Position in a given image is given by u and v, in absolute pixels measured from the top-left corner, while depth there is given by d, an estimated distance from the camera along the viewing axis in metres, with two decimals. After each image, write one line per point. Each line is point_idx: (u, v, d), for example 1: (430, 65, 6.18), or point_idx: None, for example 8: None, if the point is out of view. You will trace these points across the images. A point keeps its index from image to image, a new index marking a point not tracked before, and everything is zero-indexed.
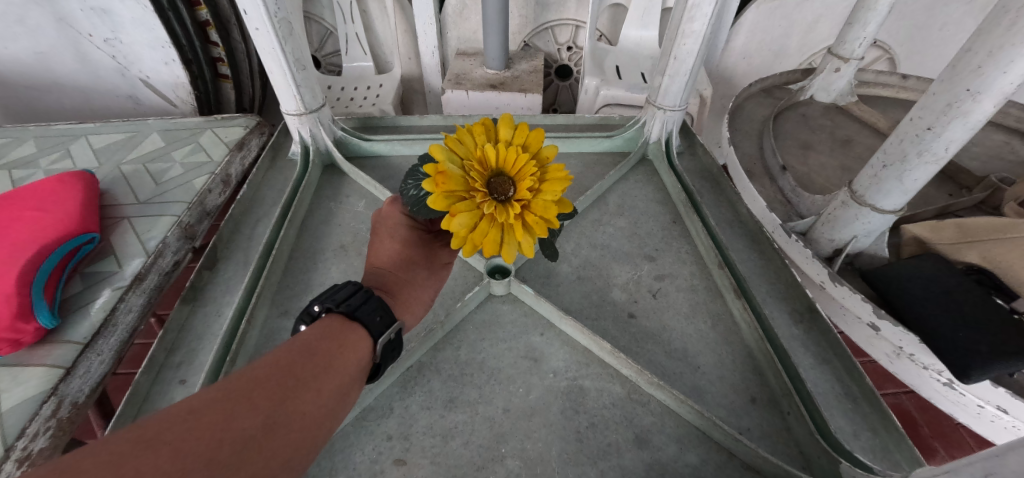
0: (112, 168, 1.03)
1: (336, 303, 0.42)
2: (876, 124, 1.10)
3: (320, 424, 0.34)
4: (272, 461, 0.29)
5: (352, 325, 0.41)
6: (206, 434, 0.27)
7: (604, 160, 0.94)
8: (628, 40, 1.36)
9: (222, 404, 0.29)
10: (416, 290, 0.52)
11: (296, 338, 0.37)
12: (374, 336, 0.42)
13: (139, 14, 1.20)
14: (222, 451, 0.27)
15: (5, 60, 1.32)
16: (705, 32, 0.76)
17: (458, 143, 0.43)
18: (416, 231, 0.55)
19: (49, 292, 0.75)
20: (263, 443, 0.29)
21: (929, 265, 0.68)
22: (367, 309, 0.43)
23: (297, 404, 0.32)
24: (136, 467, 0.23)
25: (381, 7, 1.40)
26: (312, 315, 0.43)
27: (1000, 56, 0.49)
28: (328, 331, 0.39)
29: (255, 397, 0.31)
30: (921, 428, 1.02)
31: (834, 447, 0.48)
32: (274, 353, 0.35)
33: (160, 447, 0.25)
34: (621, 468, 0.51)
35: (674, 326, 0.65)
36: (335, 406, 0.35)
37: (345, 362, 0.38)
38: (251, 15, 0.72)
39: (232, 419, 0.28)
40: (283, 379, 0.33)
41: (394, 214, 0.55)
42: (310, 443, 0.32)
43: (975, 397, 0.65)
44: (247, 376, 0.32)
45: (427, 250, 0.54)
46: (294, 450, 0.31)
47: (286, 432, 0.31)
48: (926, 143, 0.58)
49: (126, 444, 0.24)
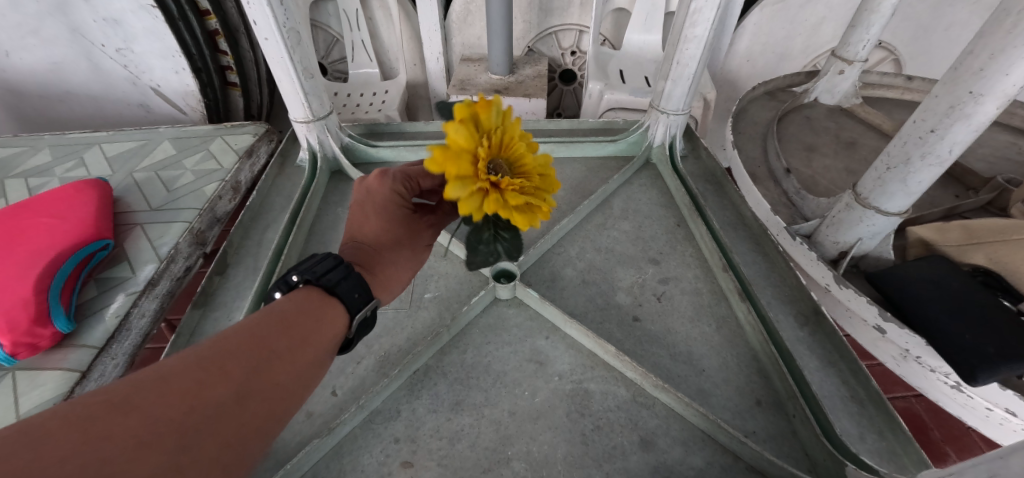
0: (125, 176, 1.06)
1: (315, 276, 0.44)
2: (881, 126, 1.10)
3: (291, 394, 0.35)
4: (243, 427, 0.31)
5: (330, 300, 0.43)
6: (178, 400, 0.28)
7: (608, 164, 0.95)
8: (631, 45, 1.37)
9: (195, 372, 0.30)
10: (395, 270, 0.53)
11: (270, 310, 0.39)
12: (350, 312, 0.44)
13: (150, 24, 1.23)
14: (194, 415, 0.29)
15: (21, 70, 1.36)
16: (708, 37, 0.77)
17: (512, 115, 0.46)
18: (403, 211, 0.55)
19: (65, 297, 0.76)
20: (235, 410, 0.31)
21: (933, 270, 0.68)
22: (346, 286, 0.44)
23: (268, 377, 0.34)
24: (107, 428, 0.25)
25: (387, 14, 1.43)
26: (291, 285, 0.44)
27: (1002, 59, 0.49)
28: (305, 303, 0.41)
29: (229, 366, 0.32)
30: (931, 433, 1.02)
31: (839, 450, 0.48)
32: (247, 324, 0.37)
33: (131, 411, 0.26)
34: (625, 470, 0.51)
35: (679, 328, 0.65)
36: (308, 377, 0.38)
37: (320, 337, 0.40)
38: (261, 25, 0.74)
39: (205, 387, 0.30)
40: (255, 352, 0.34)
41: (388, 189, 0.53)
42: (280, 412, 0.34)
43: (983, 399, 0.64)
44: (220, 345, 0.33)
45: (412, 230, 0.55)
46: (266, 418, 0.33)
47: (256, 401, 0.33)
48: (928, 145, 0.58)
49: (99, 405, 0.26)
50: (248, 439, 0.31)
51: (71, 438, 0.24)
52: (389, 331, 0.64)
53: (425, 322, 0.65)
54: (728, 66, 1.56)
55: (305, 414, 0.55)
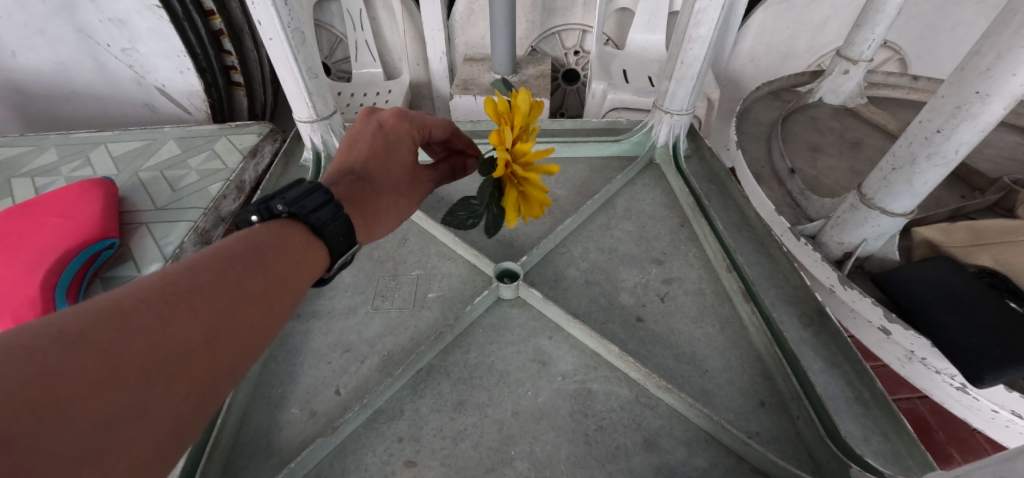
0: (131, 175, 1.06)
1: (305, 209, 0.40)
2: (887, 126, 1.09)
3: (265, 335, 0.34)
4: (213, 369, 0.29)
5: (313, 239, 0.40)
6: (139, 338, 0.25)
7: (612, 164, 0.95)
8: (635, 44, 1.36)
9: (159, 307, 0.27)
10: (385, 216, 0.50)
11: (246, 242, 0.36)
12: (333, 256, 0.42)
13: (155, 24, 1.23)
14: (159, 356, 0.26)
15: (28, 70, 1.36)
16: (712, 37, 0.76)
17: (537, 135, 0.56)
18: (403, 164, 0.55)
19: (71, 295, 0.77)
20: (205, 351, 0.29)
21: (939, 271, 0.68)
22: (335, 228, 0.41)
23: (244, 317, 0.32)
24: (55, 367, 0.22)
25: (390, 14, 1.43)
26: (272, 213, 0.40)
27: (1009, 59, 0.49)
28: (286, 239, 0.38)
29: (200, 301, 0.29)
30: (936, 434, 1.01)
31: (844, 451, 0.48)
32: (220, 255, 0.33)
33: (83, 349, 0.23)
34: (629, 470, 0.51)
35: (683, 329, 0.65)
36: (282, 318, 0.36)
37: (300, 278, 0.37)
38: (265, 25, 0.74)
39: (171, 324, 0.27)
40: (228, 288, 0.32)
41: (405, 130, 0.56)
42: (253, 352, 0.32)
43: (988, 401, 0.63)
44: (191, 275, 0.30)
45: (410, 182, 0.55)
46: (238, 361, 0.31)
47: (228, 343, 0.30)
48: (935, 146, 0.58)
49: (41, 339, 0.22)
50: (218, 381, 0.29)
51: (9, 371, 0.20)
52: (392, 331, 0.64)
53: (429, 321, 0.65)
54: (732, 66, 1.55)
55: (309, 413, 0.56)
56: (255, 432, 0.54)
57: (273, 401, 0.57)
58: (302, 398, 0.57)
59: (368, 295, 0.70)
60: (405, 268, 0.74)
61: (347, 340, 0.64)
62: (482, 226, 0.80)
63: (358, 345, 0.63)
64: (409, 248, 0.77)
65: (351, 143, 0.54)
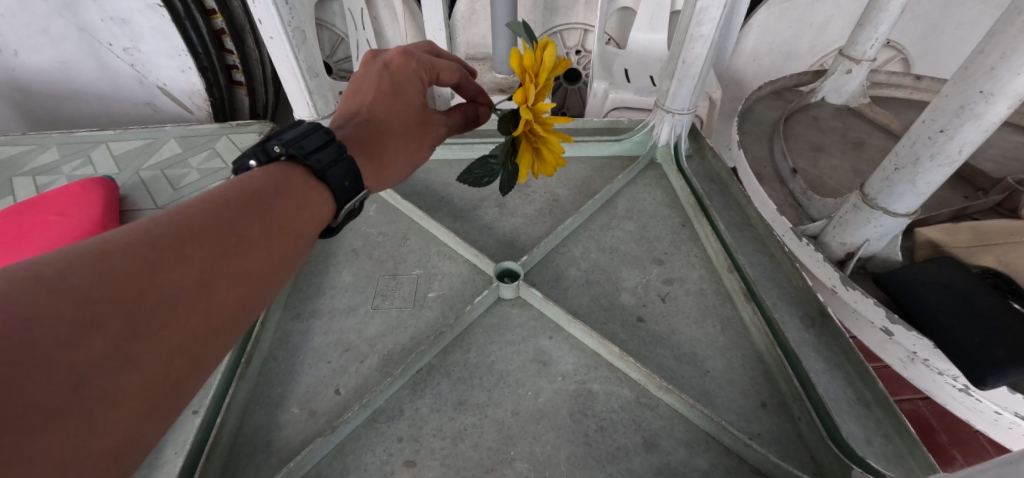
0: (132, 174, 1.06)
1: (303, 153, 0.40)
2: (889, 126, 1.09)
3: (263, 281, 0.34)
4: (208, 314, 0.29)
5: (314, 183, 0.41)
6: (129, 282, 0.26)
7: (613, 163, 0.94)
8: (636, 44, 1.36)
9: (149, 251, 0.27)
10: (394, 161, 0.49)
11: (242, 189, 0.36)
12: (337, 201, 0.43)
13: (156, 23, 1.24)
14: (149, 299, 0.26)
15: (30, 70, 1.37)
16: (714, 36, 0.76)
17: None
18: (412, 108, 0.54)
19: None
20: (198, 297, 0.29)
21: (942, 272, 0.67)
22: (336, 172, 0.42)
23: (239, 262, 0.32)
24: (39, 306, 0.22)
25: (392, 13, 1.43)
26: (270, 155, 0.41)
27: (1013, 58, 0.49)
28: (284, 184, 0.39)
29: (192, 247, 0.30)
30: (939, 435, 1.01)
31: (845, 453, 0.47)
32: (215, 202, 0.34)
33: (69, 291, 0.23)
34: (629, 471, 0.51)
35: (684, 330, 0.65)
36: (282, 265, 0.36)
37: (301, 224, 0.38)
38: (266, 24, 0.74)
39: (163, 268, 0.27)
40: (222, 233, 0.32)
41: (411, 69, 0.55)
42: (251, 298, 0.33)
43: (991, 403, 0.62)
44: (182, 221, 0.30)
45: (422, 123, 0.54)
46: (235, 305, 0.31)
47: (223, 288, 0.31)
48: (939, 146, 0.58)
49: (26, 279, 0.22)
50: (215, 326, 0.30)
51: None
52: (392, 330, 0.64)
53: (429, 321, 0.65)
54: (734, 66, 1.55)
55: (308, 412, 0.56)
56: (255, 431, 0.54)
57: (272, 400, 0.57)
58: (301, 398, 0.57)
59: (368, 294, 0.70)
60: (405, 268, 0.73)
61: (348, 339, 0.64)
62: (483, 225, 0.80)
63: (358, 345, 0.63)
64: (409, 247, 0.77)
65: (357, 87, 0.53)
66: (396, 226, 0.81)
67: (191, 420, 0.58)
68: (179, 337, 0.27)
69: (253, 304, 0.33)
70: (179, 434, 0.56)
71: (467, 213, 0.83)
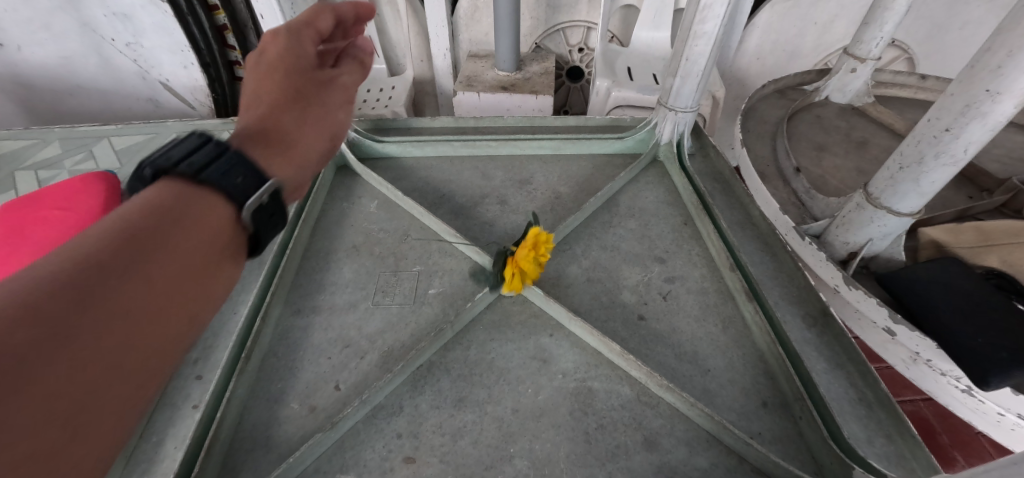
0: (133, 169, 1.06)
1: (173, 163, 0.36)
2: (893, 125, 1.08)
3: (218, 254, 0.35)
4: (165, 301, 0.31)
5: (202, 190, 0.36)
6: (74, 295, 0.26)
7: (615, 161, 0.94)
8: (639, 42, 1.35)
9: (86, 264, 0.27)
10: (295, 146, 0.45)
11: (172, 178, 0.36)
12: (236, 201, 0.37)
13: (159, 19, 1.24)
14: (101, 305, 0.27)
15: (33, 65, 1.37)
16: (717, 33, 0.76)
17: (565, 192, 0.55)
18: (295, 77, 0.49)
19: None
20: (149, 290, 0.30)
21: (945, 272, 0.67)
22: (217, 170, 0.37)
23: (190, 244, 0.33)
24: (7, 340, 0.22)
25: (394, 10, 1.42)
26: (142, 179, 0.36)
27: (1020, 56, 0.48)
28: (177, 193, 0.35)
29: (160, 229, 0.32)
30: (940, 436, 1.01)
31: (847, 453, 0.47)
32: (149, 201, 0.33)
33: (29, 316, 0.24)
34: (629, 470, 0.51)
35: (685, 328, 0.64)
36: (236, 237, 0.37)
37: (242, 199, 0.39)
38: (268, 19, 0.74)
39: (106, 276, 0.28)
40: (164, 221, 0.32)
41: (285, 39, 0.50)
42: (208, 273, 0.34)
43: (994, 404, 0.62)
44: (104, 230, 0.30)
45: (309, 86, 0.49)
46: (191, 283, 0.33)
47: (177, 275, 0.32)
48: (944, 145, 0.57)
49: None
50: (176, 310, 0.31)
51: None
52: (392, 327, 0.64)
53: (429, 318, 0.65)
54: (737, 64, 1.54)
55: (308, 408, 0.56)
56: (255, 426, 0.54)
57: (272, 395, 0.57)
58: (301, 393, 0.57)
59: (369, 291, 0.70)
60: (406, 265, 0.73)
61: (348, 335, 0.63)
62: (484, 222, 0.80)
63: (358, 341, 0.63)
64: (410, 244, 0.77)
65: (246, 81, 0.48)
66: (397, 223, 0.81)
67: (192, 415, 0.58)
68: (153, 315, 0.30)
69: (210, 278, 0.35)
70: (180, 429, 0.56)
71: (468, 211, 0.82)
